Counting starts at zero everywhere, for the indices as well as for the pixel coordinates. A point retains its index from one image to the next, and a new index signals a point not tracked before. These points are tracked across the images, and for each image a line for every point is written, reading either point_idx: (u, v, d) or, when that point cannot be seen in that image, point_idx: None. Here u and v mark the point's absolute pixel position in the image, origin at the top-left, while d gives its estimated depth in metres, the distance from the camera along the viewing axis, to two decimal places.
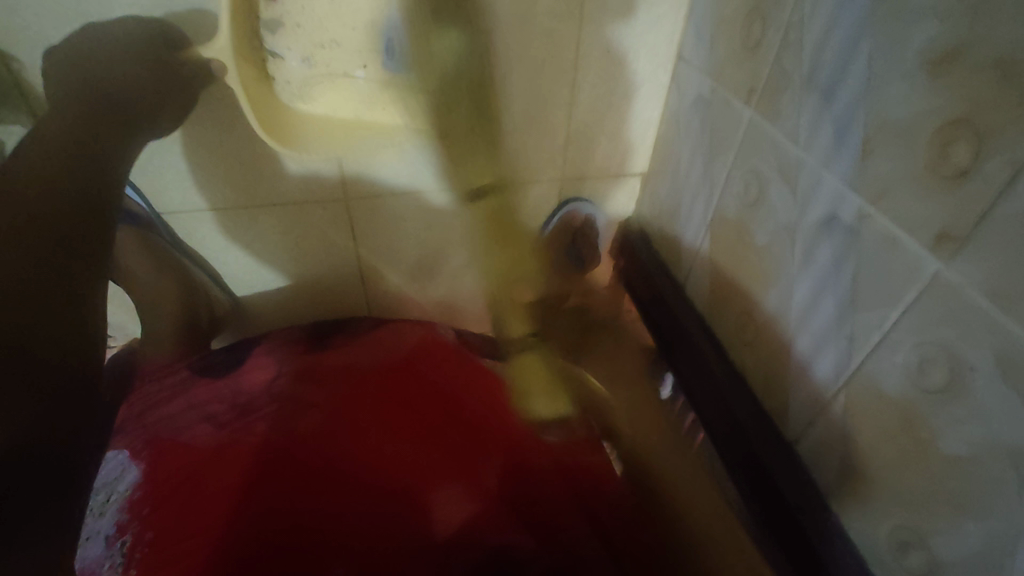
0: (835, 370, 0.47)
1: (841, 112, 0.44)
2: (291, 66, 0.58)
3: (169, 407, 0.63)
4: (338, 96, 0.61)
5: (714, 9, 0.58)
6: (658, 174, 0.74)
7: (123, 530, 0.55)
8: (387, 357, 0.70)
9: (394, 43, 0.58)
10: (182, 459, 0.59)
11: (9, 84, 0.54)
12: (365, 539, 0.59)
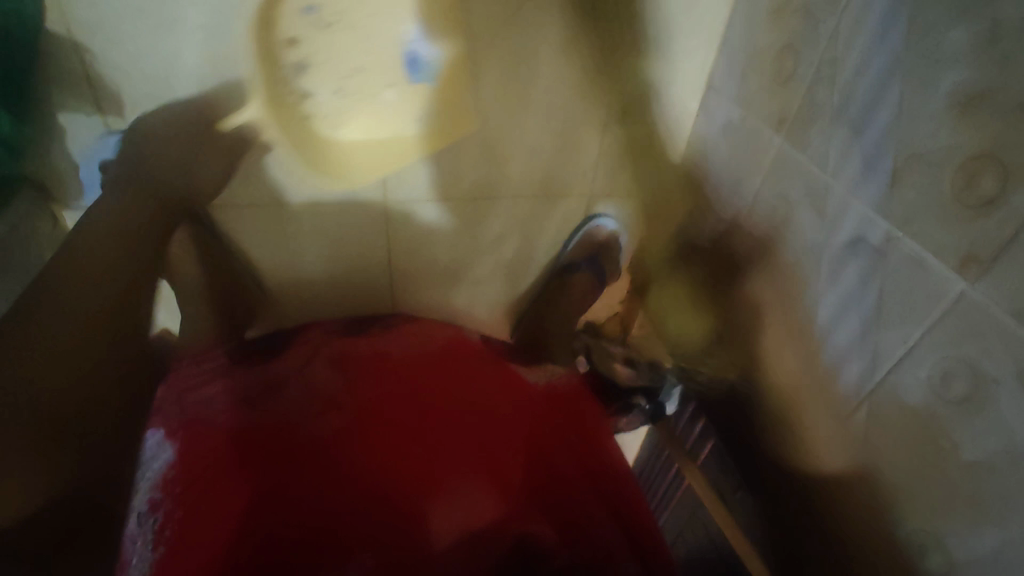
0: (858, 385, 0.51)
1: (870, 144, 0.47)
2: (322, 100, 0.62)
3: (205, 390, 0.64)
4: (361, 132, 0.65)
5: (747, 44, 0.63)
6: (682, 194, 0.78)
7: (156, 508, 0.54)
8: (418, 351, 0.73)
9: (421, 57, 0.61)
10: (214, 438, 0.59)
11: (79, 74, 0.56)
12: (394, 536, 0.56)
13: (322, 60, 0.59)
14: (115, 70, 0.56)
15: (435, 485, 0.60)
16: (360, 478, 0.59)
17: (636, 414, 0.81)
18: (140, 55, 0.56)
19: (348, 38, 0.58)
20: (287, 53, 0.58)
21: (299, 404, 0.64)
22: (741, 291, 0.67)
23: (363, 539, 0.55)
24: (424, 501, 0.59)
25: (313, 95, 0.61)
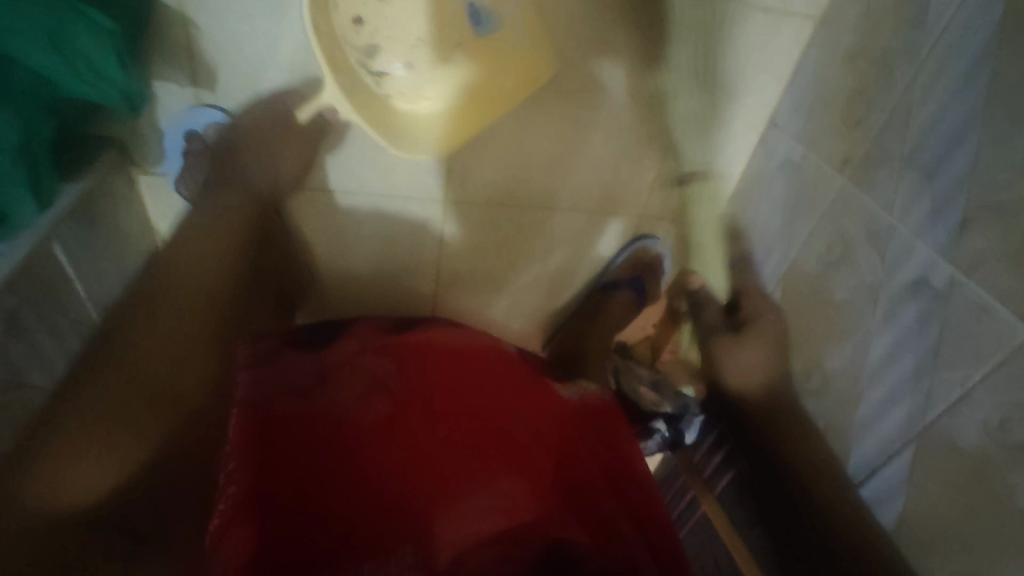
0: (907, 422, 0.52)
1: (941, 190, 0.49)
2: (395, 77, 0.65)
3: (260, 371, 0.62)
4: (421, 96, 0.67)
5: (816, 86, 0.65)
6: (732, 224, 0.80)
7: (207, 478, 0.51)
8: (467, 349, 0.71)
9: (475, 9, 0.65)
10: (263, 414, 0.56)
11: (183, 48, 0.59)
12: (430, 525, 0.52)
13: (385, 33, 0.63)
14: (216, 47, 0.60)
15: (478, 478, 0.56)
16: (403, 460, 0.55)
17: (653, 439, 0.79)
18: (244, 35, 0.59)
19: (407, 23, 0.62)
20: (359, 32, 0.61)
21: (347, 389, 0.61)
22: (786, 322, 0.68)
23: (404, 526, 0.51)
24: (448, 496, 0.54)
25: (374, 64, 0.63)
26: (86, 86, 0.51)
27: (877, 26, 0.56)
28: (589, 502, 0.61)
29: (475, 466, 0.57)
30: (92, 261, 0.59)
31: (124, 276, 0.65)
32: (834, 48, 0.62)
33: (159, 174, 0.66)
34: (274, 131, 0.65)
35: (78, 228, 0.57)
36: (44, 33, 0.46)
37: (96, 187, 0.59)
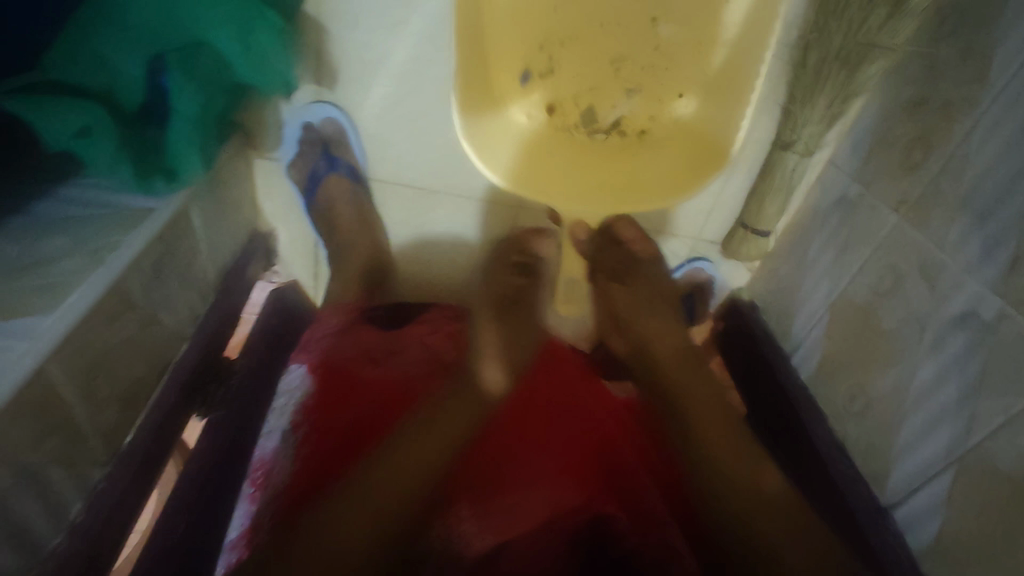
0: (947, 447, 0.54)
1: (994, 230, 0.52)
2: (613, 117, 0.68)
3: (343, 338, 0.68)
4: (671, 154, 0.67)
5: (876, 131, 0.70)
6: (783, 255, 0.85)
7: (296, 426, 0.60)
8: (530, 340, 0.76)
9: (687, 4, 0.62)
10: (342, 379, 0.63)
11: (312, 53, 0.67)
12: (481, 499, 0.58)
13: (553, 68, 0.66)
14: (342, 53, 0.67)
15: (525, 459, 0.61)
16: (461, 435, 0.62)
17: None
18: (366, 43, 0.67)
19: (573, 58, 0.65)
20: (542, 74, 0.66)
21: (417, 365, 0.67)
22: (831, 349, 0.72)
23: (461, 492, 0.59)
24: (497, 475, 0.60)
25: (551, 112, 0.68)
26: (258, 77, 0.59)
27: (940, 79, 0.61)
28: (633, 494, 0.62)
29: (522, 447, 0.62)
30: (216, 229, 0.66)
31: (235, 246, 0.73)
32: (895, 99, 0.67)
33: (274, 160, 0.75)
34: (382, 129, 0.73)
35: (209, 199, 0.64)
36: (235, 26, 0.55)
37: (227, 166, 0.67)
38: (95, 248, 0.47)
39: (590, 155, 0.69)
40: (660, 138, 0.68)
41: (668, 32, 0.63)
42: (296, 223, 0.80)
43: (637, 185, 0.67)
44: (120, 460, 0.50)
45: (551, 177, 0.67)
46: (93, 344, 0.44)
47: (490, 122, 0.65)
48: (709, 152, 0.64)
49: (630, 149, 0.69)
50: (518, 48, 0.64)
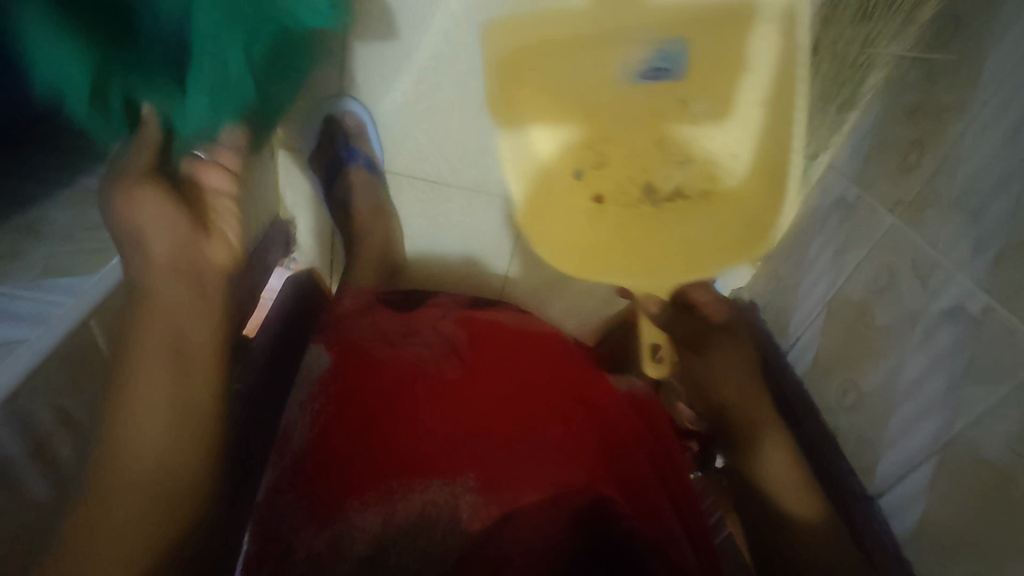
0: (934, 436, 0.56)
1: (985, 229, 0.54)
2: (673, 178, 0.77)
3: (360, 318, 0.72)
4: (717, 220, 0.77)
5: (875, 135, 0.72)
6: (783, 256, 0.87)
7: (314, 398, 0.62)
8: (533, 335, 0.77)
9: (671, 64, 0.70)
10: (356, 356, 0.66)
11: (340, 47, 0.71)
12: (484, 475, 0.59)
13: (722, 147, 0.75)
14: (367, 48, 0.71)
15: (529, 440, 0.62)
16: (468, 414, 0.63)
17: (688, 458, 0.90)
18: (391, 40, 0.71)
19: (628, 151, 0.76)
20: (602, 167, 0.78)
21: (429, 350, 0.70)
22: (828, 346, 0.74)
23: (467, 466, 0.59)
24: (499, 453, 0.61)
25: (602, 201, 0.78)
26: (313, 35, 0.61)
27: (935, 85, 0.63)
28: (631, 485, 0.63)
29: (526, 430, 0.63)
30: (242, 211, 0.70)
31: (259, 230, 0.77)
32: (893, 104, 0.70)
33: (298, 150, 0.79)
34: (399, 122, 0.77)
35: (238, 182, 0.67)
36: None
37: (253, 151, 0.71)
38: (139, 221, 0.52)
39: (646, 221, 0.78)
40: (715, 204, 0.78)
41: (701, 114, 0.74)
42: (317, 211, 0.85)
43: (675, 253, 0.78)
44: None
45: (614, 253, 0.79)
46: None
47: (563, 219, 0.79)
48: (754, 230, 0.76)
49: (682, 219, 0.78)
50: (572, 149, 0.76)
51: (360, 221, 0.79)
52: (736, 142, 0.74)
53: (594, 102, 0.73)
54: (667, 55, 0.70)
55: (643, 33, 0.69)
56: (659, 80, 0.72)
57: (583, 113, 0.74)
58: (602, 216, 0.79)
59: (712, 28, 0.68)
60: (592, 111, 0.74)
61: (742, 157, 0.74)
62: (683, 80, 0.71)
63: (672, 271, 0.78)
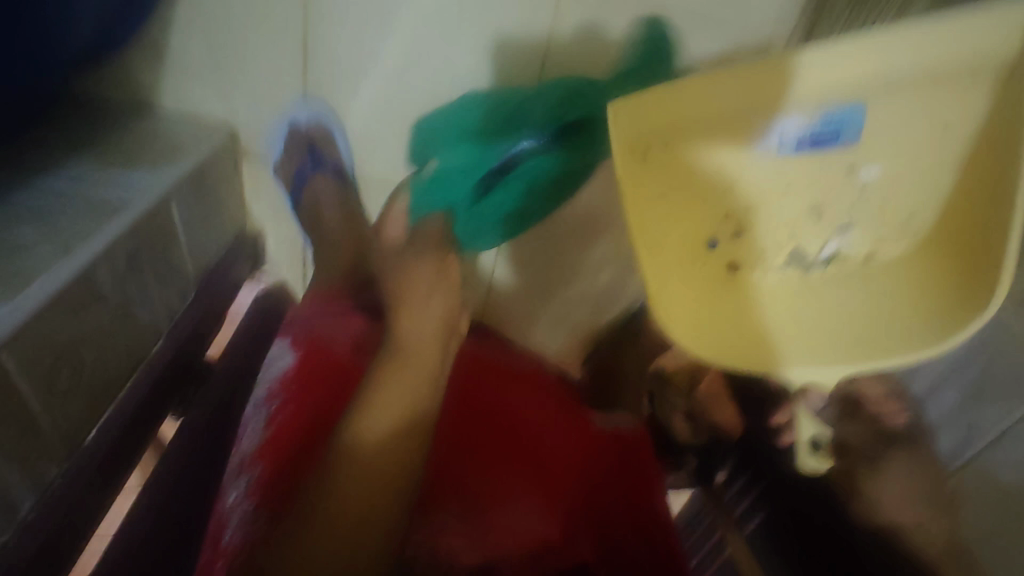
0: (954, 449, 0.57)
1: None
2: (840, 243, 0.48)
3: (333, 323, 0.69)
4: (908, 288, 0.47)
5: None
6: None
7: (271, 399, 0.62)
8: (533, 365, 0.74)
9: (840, 116, 0.41)
10: (321, 364, 0.64)
11: (299, 48, 0.66)
12: (476, 510, 0.58)
13: (789, 286, 0.50)
14: (327, 47, 0.66)
15: (522, 475, 0.62)
16: (468, 440, 0.64)
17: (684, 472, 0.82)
18: (352, 38, 0.65)
19: (761, 208, 0.47)
20: (723, 232, 0.48)
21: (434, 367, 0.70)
22: None
23: (462, 497, 0.59)
24: (491, 485, 0.60)
25: (739, 269, 0.49)
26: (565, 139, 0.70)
27: None
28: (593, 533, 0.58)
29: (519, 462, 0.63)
30: (198, 227, 0.66)
31: (219, 246, 0.72)
32: None
33: (261, 160, 0.74)
34: (366, 127, 0.72)
35: (191, 195, 0.63)
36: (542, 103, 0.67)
37: (210, 160, 0.66)
38: (66, 238, 0.47)
39: (743, 300, 0.49)
40: (908, 267, 0.47)
41: (875, 175, 0.44)
42: (284, 224, 0.80)
43: (818, 330, 0.49)
44: (80, 460, 0.49)
45: (728, 322, 0.49)
46: (56, 336, 0.43)
47: (682, 283, 0.48)
48: (969, 278, 0.43)
49: (791, 305, 0.50)
50: (685, 207, 0.46)
51: (329, 230, 0.76)
52: (878, 235, 0.47)
53: (699, 159, 0.44)
54: (838, 115, 0.42)
55: (832, 93, 0.40)
56: (822, 151, 0.44)
57: (647, 160, 0.43)
58: (715, 290, 0.49)
59: (921, 82, 0.40)
60: (675, 188, 0.45)
61: (882, 260, 0.48)
62: (858, 146, 0.43)
63: (777, 359, 0.48)
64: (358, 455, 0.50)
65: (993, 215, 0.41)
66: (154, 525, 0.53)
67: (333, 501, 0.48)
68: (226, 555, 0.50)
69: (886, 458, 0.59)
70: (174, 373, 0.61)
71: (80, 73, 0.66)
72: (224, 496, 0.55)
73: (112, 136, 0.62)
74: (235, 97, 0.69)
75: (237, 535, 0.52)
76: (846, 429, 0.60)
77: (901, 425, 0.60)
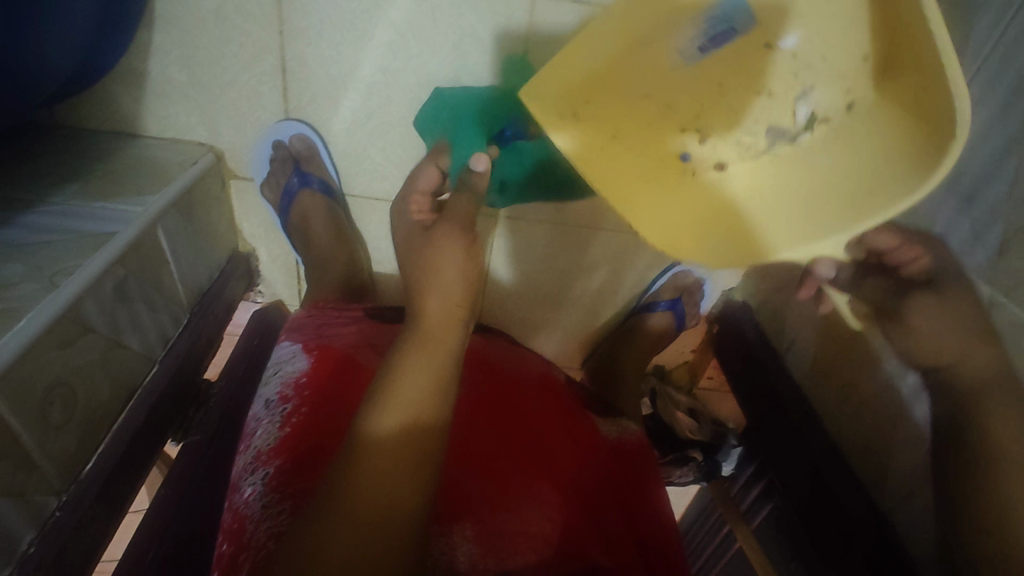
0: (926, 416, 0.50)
1: (982, 214, 0.47)
2: (812, 101, 0.52)
3: (342, 329, 0.63)
4: (851, 148, 0.50)
5: None
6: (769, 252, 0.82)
7: (285, 399, 0.54)
8: (545, 369, 0.70)
9: (729, 30, 0.50)
10: (334, 359, 0.57)
11: (278, 71, 0.67)
12: (502, 520, 0.51)
13: (765, 177, 0.56)
14: (308, 68, 0.67)
15: (550, 481, 0.56)
16: (486, 445, 0.57)
17: (689, 468, 0.83)
18: (331, 58, 0.66)
19: (712, 105, 0.56)
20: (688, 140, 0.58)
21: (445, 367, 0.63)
22: (822, 349, 0.68)
23: (486, 505, 0.52)
24: (514, 490, 0.54)
25: (726, 165, 0.58)
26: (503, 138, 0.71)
27: None
28: (622, 544, 0.53)
29: (546, 469, 0.57)
30: (188, 251, 0.66)
31: (211, 267, 0.72)
32: None
33: (249, 180, 0.75)
34: (350, 143, 0.73)
35: (178, 219, 0.63)
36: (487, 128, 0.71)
37: (197, 185, 0.67)
38: (53, 274, 0.47)
39: (705, 207, 0.58)
40: (884, 99, 0.47)
41: (796, 46, 0.50)
42: (275, 242, 0.81)
43: (792, 203, 0.53)
44: (77, 491, 0.48)
45: (703, 217, 0.58)
46: (47, 370, 0.44)
47: (659, 204, 0.58)
48: (926, 112, 0.42)
49: (743, 194, 0.57)
50: (649, 138, 0.58)
51: (318, 248, 0.74)
52: (844, 86, 0.50)
53: (637, 119, 0.57)
54: (718, 12, 0.49)
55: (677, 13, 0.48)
56: (730, 42, 0.51)
57: (610, 140, 0.56)
58: (684, 201, 0.58)
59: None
60: (629, 137, 0.57)
61: (864, 103, 0.49)
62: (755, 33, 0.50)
63: (750, 249, 0.54)
64: (403, 442, 0.42)
65: (934, 72, 0.40)
66: (176, 526, 0.53)
67: (364, 485, 0.39)
68: (250, 547, 0.42)
69: (912, 303, 0.49)
70: (170, 399, 0.61)
71: (63, 103, 0.66)
72: (237, 491, 0.48)
73: (97, 166, 0.63)
74: (218, 120, 0.70)
75: (261, 527, 0.43)
76: (866, 292, 0.53)
77: (919, 269, 0.50)
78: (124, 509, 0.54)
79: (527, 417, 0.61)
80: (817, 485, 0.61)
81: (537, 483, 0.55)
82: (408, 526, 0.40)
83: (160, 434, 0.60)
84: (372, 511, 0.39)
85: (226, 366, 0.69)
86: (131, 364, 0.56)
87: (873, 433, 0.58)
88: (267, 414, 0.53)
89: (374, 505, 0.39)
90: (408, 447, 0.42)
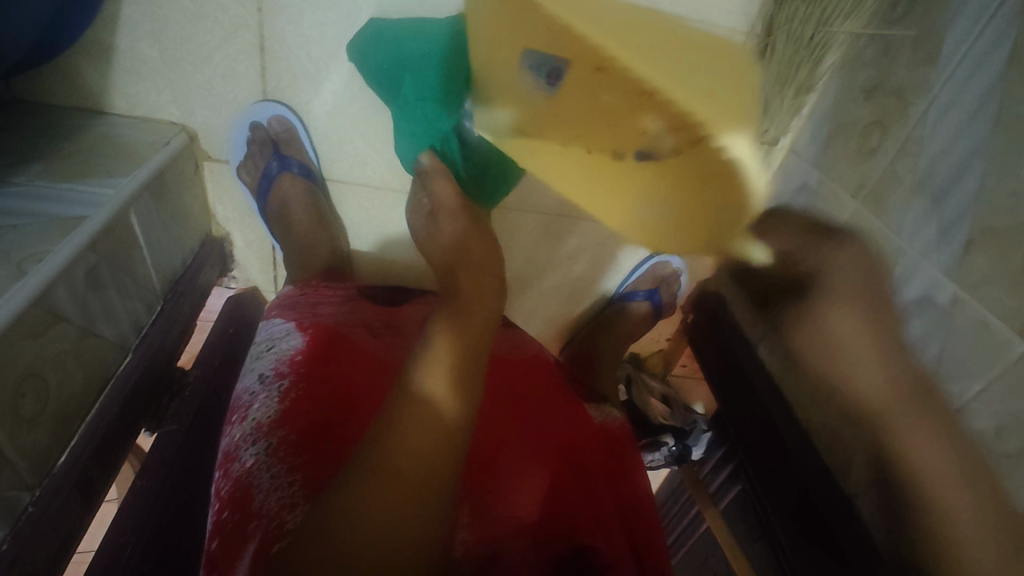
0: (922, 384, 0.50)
1: (951, 215, 0.48)
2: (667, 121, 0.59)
3: (337, 308, 0.62)
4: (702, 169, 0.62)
5: (833, 117, 0.66)
6: None
7: (282, 375, 0.53)
8: (539, 353, 0.70)
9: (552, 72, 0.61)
10: (333, 336, 0.56)
11: (257, 50, 0.64)
12: (499, 502, 0.52)
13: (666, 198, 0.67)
14: (284, 46, 0.64)
15: (545, 462, 0.56)
16: (484, 424, 0.57)
17: (661, 452, 0.86)
18: (313, 38, 0.64)
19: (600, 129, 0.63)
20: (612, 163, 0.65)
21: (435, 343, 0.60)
22: None
23: (484, 486, 0.53)
24: (509, 469, 0.54)
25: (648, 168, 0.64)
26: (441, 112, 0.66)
27: (894, 66, 0.57)
28: (613, 527, 0.54)
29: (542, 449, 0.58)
30: (160, 233, 0.64)
31: (184, 252, 0.70)
32: (852, 84, 0.63)
33: (224, 162, 0.73)
34: (331, 127, 0.72)
35: (151, 202, 0.61)
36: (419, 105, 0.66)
37: (170, 166, 0.64)
38: (19, 259, 0.45)
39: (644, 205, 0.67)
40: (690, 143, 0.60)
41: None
42: (248, 227, 0.78)
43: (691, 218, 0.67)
44: (51, 485, 0.47)
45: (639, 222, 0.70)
46: (18, 360, 0.42)
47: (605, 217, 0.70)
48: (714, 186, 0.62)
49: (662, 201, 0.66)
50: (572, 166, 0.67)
51: (298, 234, 0.72)
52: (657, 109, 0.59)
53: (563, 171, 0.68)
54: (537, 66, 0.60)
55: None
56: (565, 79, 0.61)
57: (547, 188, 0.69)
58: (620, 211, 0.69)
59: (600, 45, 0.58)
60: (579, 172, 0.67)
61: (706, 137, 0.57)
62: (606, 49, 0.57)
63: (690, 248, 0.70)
64: (410, 428, 0.41)
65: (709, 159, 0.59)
66: (153, 518, 0.52)
67: (374, 470, 0.39)
68: (260, 517, 0.42)
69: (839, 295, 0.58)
70: (144, 388, 0.59)
71: (22, 74, 0.62)
72: (235, 462, 0.47)
73: (62, 144, 0.59)
74: (191, 98, 0.67)
75: (270, 498, 0.43)
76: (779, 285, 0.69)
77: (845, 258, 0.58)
78: (98, 502, 0.52)
79: (526, 401, 0.62)
80: (793, 474, 0.63)
81: (536, 466, 0.55)
82: (418, 516, 0.39)
83: (134, 424, 0.58)
84: (375, 494, 0.38)
85: (201, 355, 0.67)
86: (105, 351, 0.55)
87: (843, 419, 0.58)
88: (263, 393, 0.51)
89: (384, 489, 0.38)
90: (428, 445, 0.40)
